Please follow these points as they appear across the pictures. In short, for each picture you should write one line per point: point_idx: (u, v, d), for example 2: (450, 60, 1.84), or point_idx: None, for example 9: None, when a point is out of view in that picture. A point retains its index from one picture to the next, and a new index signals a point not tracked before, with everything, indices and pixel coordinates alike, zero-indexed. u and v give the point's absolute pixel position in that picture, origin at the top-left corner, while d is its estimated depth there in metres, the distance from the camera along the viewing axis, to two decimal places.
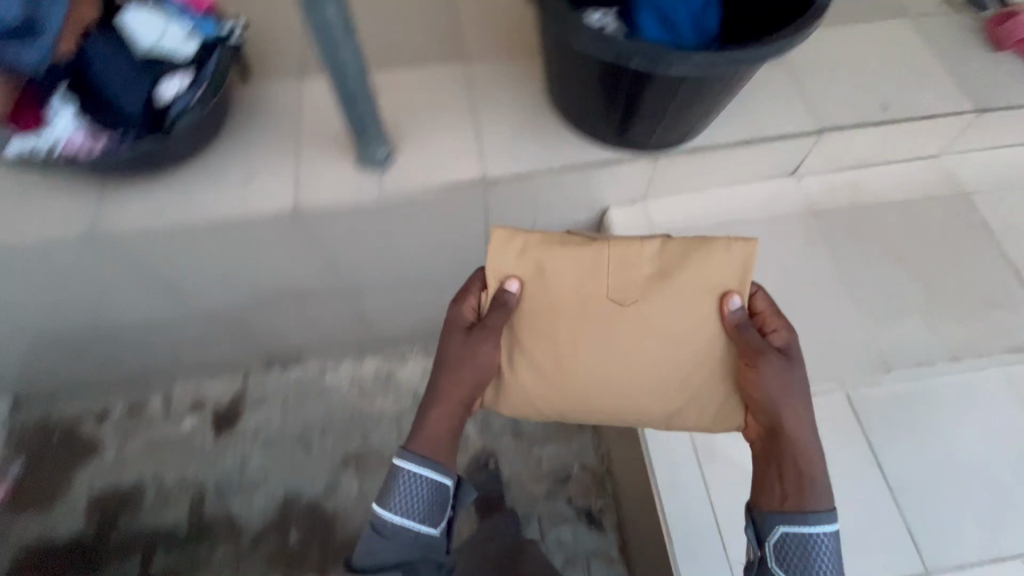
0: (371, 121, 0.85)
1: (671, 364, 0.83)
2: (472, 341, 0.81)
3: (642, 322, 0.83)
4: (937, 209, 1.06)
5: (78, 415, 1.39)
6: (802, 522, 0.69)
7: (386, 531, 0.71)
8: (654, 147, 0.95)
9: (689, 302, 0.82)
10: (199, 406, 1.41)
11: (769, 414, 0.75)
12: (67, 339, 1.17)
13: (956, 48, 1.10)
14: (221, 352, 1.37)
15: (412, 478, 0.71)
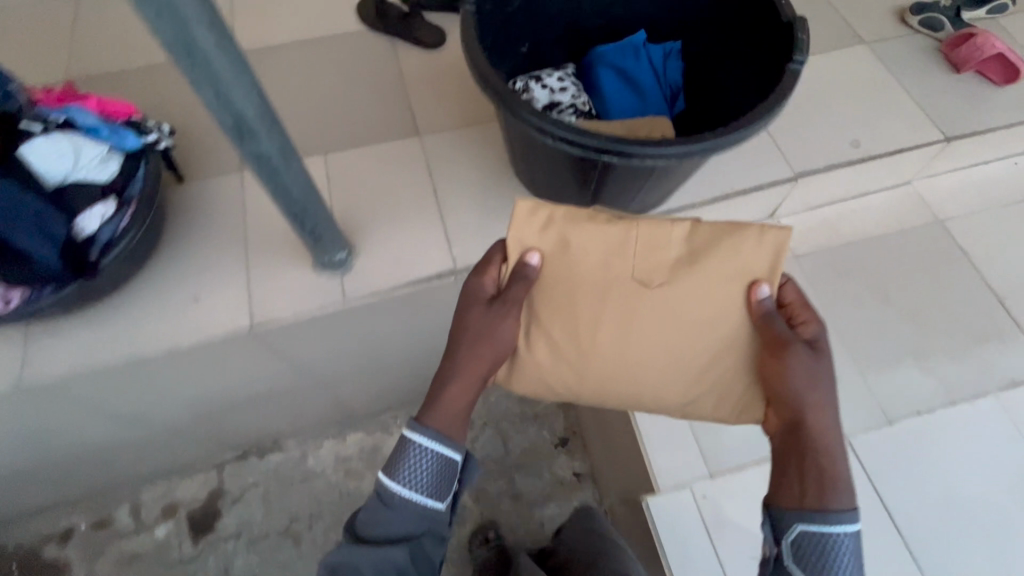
0: (325, 229, 0.78)
1: (690, 353, 0.67)
2: (495, 306, 0.66)
3: (673, 306, 0.67)
4: (913, 240, 1.05)
5: (38, 538, 1.27)
6: (825, 520, 0.54)
7: (389, 503, 0.58)
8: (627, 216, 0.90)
9: (715, 291, 0.66)
10: (172, 511, 1.31)
11: (791, 409, 0.60)
12: (13, 471, 1.06)
13: (915, 73, 1.09)
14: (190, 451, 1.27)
15: (426, 450, 0.58)
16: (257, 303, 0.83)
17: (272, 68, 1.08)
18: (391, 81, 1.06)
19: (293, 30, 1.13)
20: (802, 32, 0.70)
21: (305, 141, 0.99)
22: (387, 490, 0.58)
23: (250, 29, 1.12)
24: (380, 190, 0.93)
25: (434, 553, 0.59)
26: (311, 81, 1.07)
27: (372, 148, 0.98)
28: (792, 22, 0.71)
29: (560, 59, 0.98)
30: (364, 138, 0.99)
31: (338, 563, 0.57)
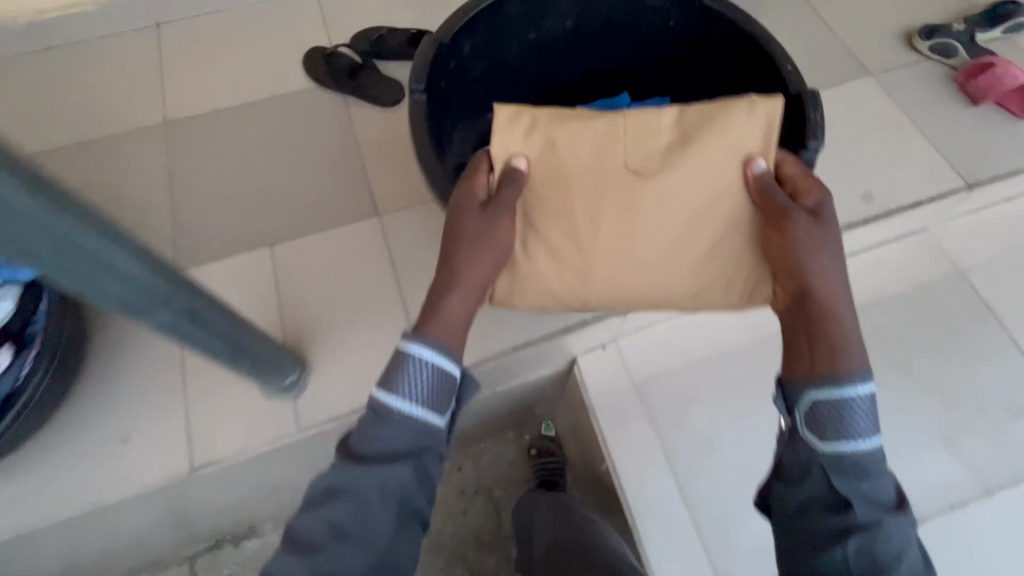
0: (267, 360, 0.66)
1: (693, 240, 0.63)
2: (486, 207, 0.59)
3: (672, 193, 0.62)
4: (936, 299, 0.93)
5: None
6: (841, 385, 0.49)
7: (383, 432, 0.48)
8: None
9: (709, 169, 0.62)
10: None
11: (802, 278, 0.54)
12: None
13: (928, 109, 0.98)
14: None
15: (428, 364, 0.50)
16: (198, 438, 0.72)
17: (210, 137, 0.95)
18: (345, 146, 0.94)
19: (233, 91, 1.00)
20: (815, 105, 0.59)
21: (248, 225, 0.87)
22: (382, 415, 0.49)
23: (183, 91, 0.99)
24: (335, 284, 0.82)
25: (435, 473, 0.50)
26: (254, 151, 0.94)
27: (325, 231, 0.86)
28: (803, 92, 0.60)
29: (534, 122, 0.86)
30: (316, 219, 0.88)
31: (318, 502, 0.47)
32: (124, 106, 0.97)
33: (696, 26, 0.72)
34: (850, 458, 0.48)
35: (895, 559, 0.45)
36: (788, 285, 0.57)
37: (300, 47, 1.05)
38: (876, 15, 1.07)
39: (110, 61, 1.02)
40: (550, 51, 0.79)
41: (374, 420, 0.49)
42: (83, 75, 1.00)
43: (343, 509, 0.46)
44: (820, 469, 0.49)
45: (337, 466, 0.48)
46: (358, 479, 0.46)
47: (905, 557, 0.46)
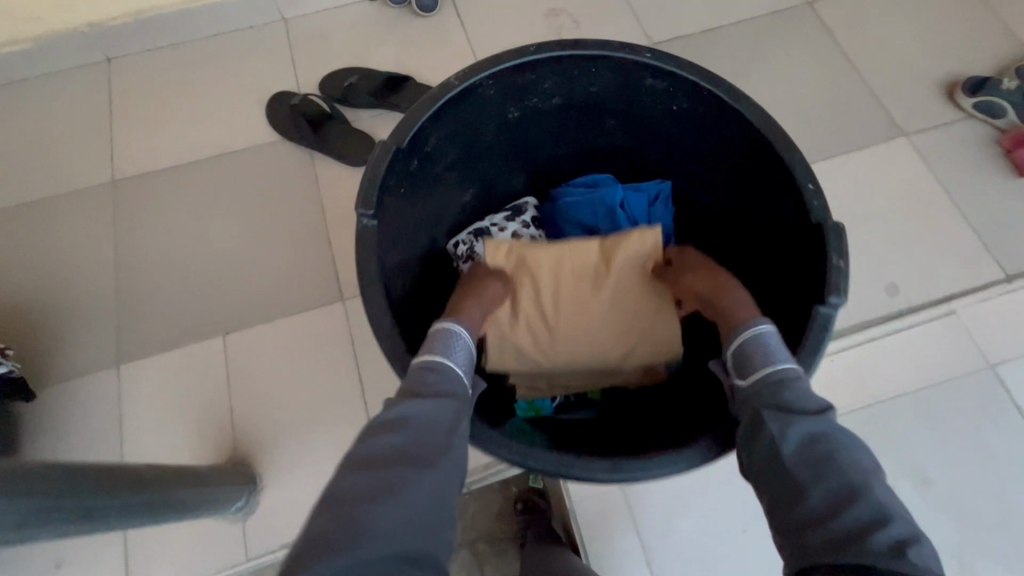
0: (209, 495, 0.60)
1: (642, 334, 0.63)
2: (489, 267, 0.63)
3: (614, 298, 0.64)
4: (963, 398, 0.82)
5: None
6: (740, 332, 0.49)
7: (431, 381, 0.45)
8: None
9: (630, 276, 0.64)
10: None
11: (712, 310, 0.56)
12: None
13: (963, 179, 0.88)
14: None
15: (468, 339, 0.52)
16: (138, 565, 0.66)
17: (160, 198, 0.86)
18: (309, 212, 0.85)
19: (189, 140, 0.91)
20: (841, 254, 0.49)
21: (200, 307, 0.79)
22: (423, 369, 0.46)
23: (132, 141, 0.90)
24: (293, 383, 0.75)
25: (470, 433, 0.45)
26: (207, 216, 0.85)
27: (284, 318, 0.79)
28: (826, 229, 0.50)
29: (518, 194, 0.76)
30: (274, 302, 0.79)
31: (364, 449, 0.40)
32: (69, 160, 0.88)
33: (704, 113, 0.61)
34: (779, 379, 0.44)
35: (839, 461, 0.39)
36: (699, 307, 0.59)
37: (263, 89, 0.94)
38: (914, 60, 0.95)
39: (55, 105, 0.92)
40: (532, 127, 0.68)
41: (419, 373, 0.46)
42: (24, 122, 0.91)
43: (397, 447, 0.40)
44: (751, 405, 0.45)
45: (380, 416, 0.42)
46: (411, 418, 0.42)
47: (849, 457, 0.40)
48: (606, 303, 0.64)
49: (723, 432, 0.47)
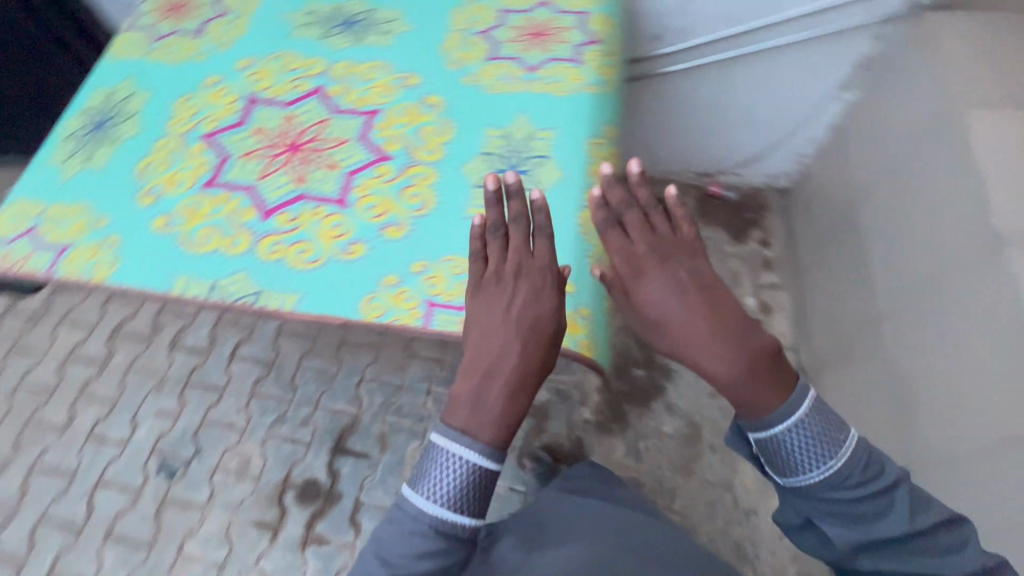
0: None
1: (714, 333, 0.73)
2: (618, 244, 0.81)
3: (679, 311, 0.75)
4: None
5: (766, 229, 1.76)
6: (764, 417, 0.72)
7: (441, 510, 0.71)
8: (754, 427, 0.73)
9: (670, 286, 0.77)
10: (766, 309, 1.62)
11: (667, 336, 0.76)
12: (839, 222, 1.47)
13: None
14: (814, 298, 1.55)
15: (455, 461, 0.71)
16: None
17: None
18: None
19: None
20: None
21: None
22: (432, 487, 0.71)
23: None
24: None
25: (461, 501, 0.72)
26: None
27: None
28: None
29: None
30: None
31: (416, 481, 0.73)
32: None
33: None
34: (789, 470, 0.73)
35: (869, 506, 0.72)
36: (684, 316, 0.75)
37: None
38: None
39: None
40: None
41: (422, 479, 0.72)
42: None
43: (427, 500, 0.71)
44: (765, 462, 0.76)
45: (415, 487, 0.73)
46: (428, 488, 0.71)
47: (873, 507, 0.72)
48: (675, 305, 0.75)
49: (768, 458, 0.74)
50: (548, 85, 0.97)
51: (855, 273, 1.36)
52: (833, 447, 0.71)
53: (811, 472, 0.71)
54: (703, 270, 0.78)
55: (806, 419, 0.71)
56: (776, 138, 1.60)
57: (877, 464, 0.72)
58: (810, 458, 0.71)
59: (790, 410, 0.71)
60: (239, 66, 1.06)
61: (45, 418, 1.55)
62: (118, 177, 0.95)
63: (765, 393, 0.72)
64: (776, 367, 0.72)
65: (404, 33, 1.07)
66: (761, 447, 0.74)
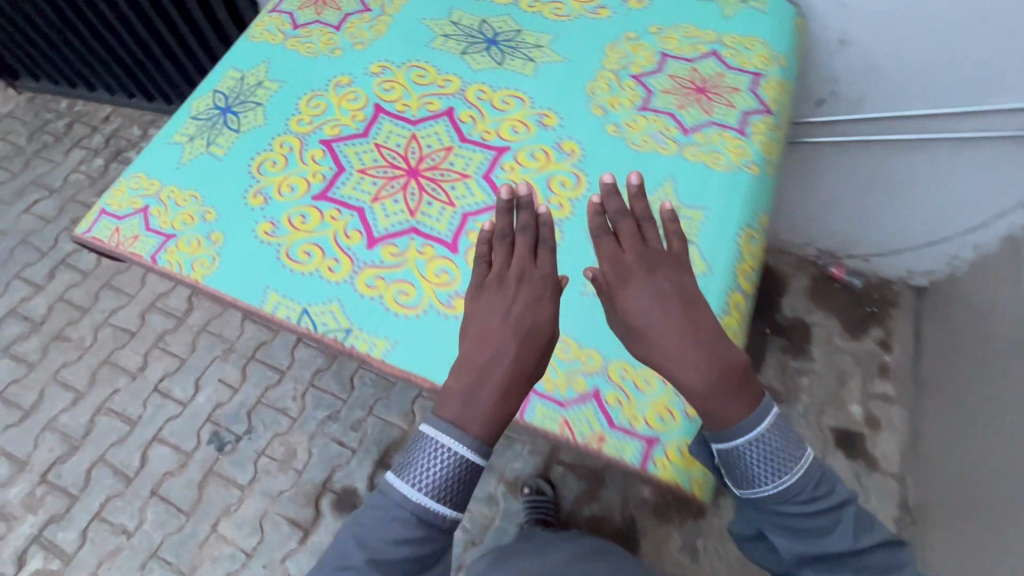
0: None
1: (701, 351, 0.62)
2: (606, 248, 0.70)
3: (663, 324, 0.64)
4: None
5: (890, 328, 1.54)
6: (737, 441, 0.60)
7: (425, 498, 0.64)
8: (727, 453, 0.62)
9: (656, 296, 0.66)
10: (873, 422, 1.42)
11: (652, 353, 0.64)
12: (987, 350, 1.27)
13: None
14: (936, 427, 1.34)
15: (444, 453, 0.64)
16: None
17: None
18: None
19: None
20: None
21: None
22: (416, 475, 0.65)
23: None
24: None
25: (443, 493, 0.65)
26: None
27: None
28: None
29: None
30: None
31: (399, 465, 0.66)
32: None
33: None
34: (745, 483, 0.63)
35: (814, 523, 0.63)
36: (671, 330, 0.64)
37: None
38: None
39: None
40: None
41: (406, 463, 0.65)
42: None
43: (407, 487, 0.65)
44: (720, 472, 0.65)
45: (397, 470, 0.66)
46: (410, 474, 0.65)
47: (818, 524, 0.63)
48: (660, 317, 0.65)
49: (723, 469, 0.64)
50: (702, 153, 0.85)
51: (1008, 421, 1.13)
52: (791, 459, 0.62)
53: (767, 485, 0.62)
54: (687, 282, 0.67)
55: (769, 434, 0.61)
56: (930, 235, 1.39)
57: (831, 480, 0.64)
58: (768, 474, 0.61)
59: (756, 424, 0.61)
60: (371, 70, 1.00)
61: (121, 360, 1.61)
62: (233, 169, 0.91)
63: (732, 405, 0.61)
64: (745, 389, 0.61)
65: (549, 62, 0.97)
66: (722, 461, 0.63)
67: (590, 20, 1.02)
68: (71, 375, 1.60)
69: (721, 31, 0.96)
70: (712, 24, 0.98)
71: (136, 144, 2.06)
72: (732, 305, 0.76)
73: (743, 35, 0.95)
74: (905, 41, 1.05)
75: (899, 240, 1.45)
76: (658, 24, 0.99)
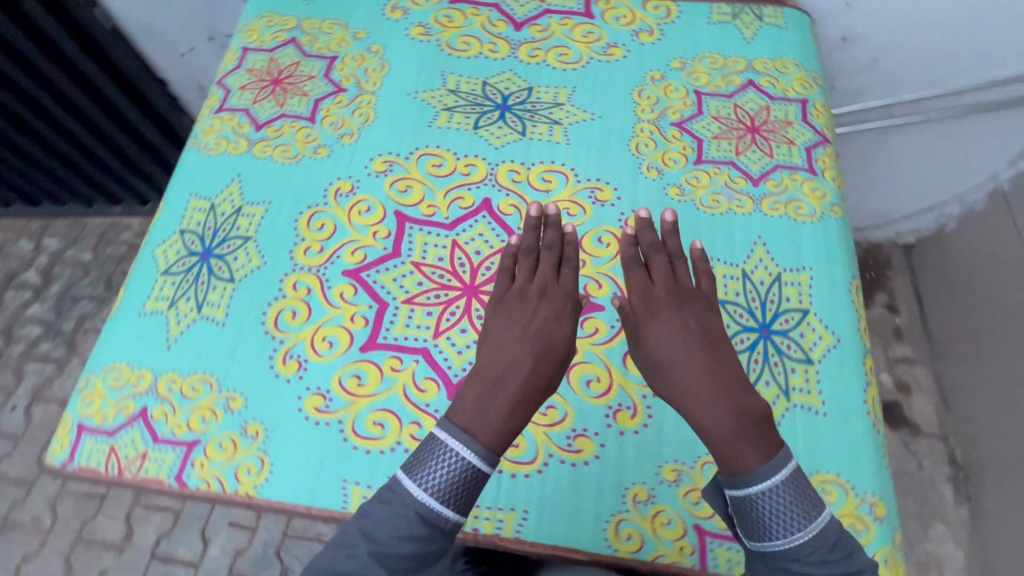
0: None
1: (721, 387, 0.56)
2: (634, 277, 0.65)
3: (684, 353, 0.59)
4: None
5: (890, 290, 1.59)
6: (745, 486, 0.51)
7: (433, 499, 0.52)
8: (733, 499, 0.52)
9: (693, 327, 0.60)
10: (901, 389, 1.47)
11: (666, 382, 0.59)
12: (991, 306, 1.34)
13: None
14: (960, 382, 1.41)
15: (456, 454, 0.53)
16: None
17: None
18: None
19: None
20: None
21: None
22: (425, 475, 0.53)
23: None
24: None
25: (451, 496, 0.52)
26: None
27: None
28: None
29: None
30: None
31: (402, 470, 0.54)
32: None
33: None
34: (755, 537, 0.51)
35: None
36: (689, 359, 0.58)
37: None
38: None
39: None
40: None
41: (411, 467, 0.53)
42: None
43: (409, 489, 0.52)
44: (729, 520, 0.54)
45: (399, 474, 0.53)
46: (414, 477, 0.53)
47: None
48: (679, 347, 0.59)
49: (733, 517, 0.53)
50: (779, 205, 0.78)
51: None
52: (811, 516, 0.50)
53: (776, 539, 0.50)
54: (720, 329, 0.61)
55: (786, 485, 0.50)
56: (918, 200, 1.43)
57: (854, 547, 0.51)
58: (782, 527, 0.50)
59: (774, 472, 0.51)
60: (374, 168, 0.83)
61: (98, 533, 1.34)
62: (245, 334, 0.73)
63: (744, 449, 0.53)
64: (769, 427, 0.54)
65: (579, 122, 0.86)
66: (733, 506, 0.53)
67: (604, 63, 0.90)
68: (39, 569, 1.31)
69: (749, 58, 0.90)
70: (734, 50, 0.90)
71: (31, 262, 1.66)
72: (869, 372, 0.69)
73: (771, 59, 0.89)
74: (909, 29, 1.05)
75: (889, 208, 1.49)
76: (680, 57, 0.90)
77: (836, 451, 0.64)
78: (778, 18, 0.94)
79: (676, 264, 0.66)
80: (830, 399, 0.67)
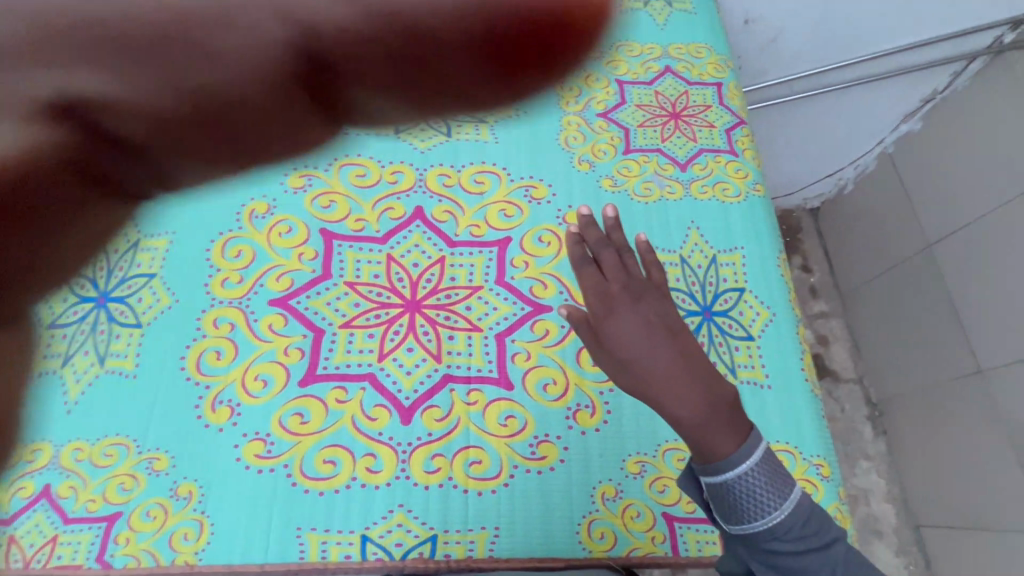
0: None
1: (689, 379, 0.56)
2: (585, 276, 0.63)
3: (648, 349, 0.58)
4: None
5: (803, 252, 1.71)
6: (722, 473, 0.53)
7: None
8: (712, 487, 0.54)
9: (650, 320, 0.59)
10: (821, 342, 1.60)
11: (633, 382, 0.58)
12: (888, 258, 1.48)
13: None
14: (868, 330, 1.55)
15: None
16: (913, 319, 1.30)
17: None
18: None
19: None
20: None
21: None
22: None
23: None
24: None
25: None
26: None
27: None
28: None
29: None
30: None
31: None
32: None
33: None
34: (735, 521, 0.54)
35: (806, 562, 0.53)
36: (653, 355, 0.57)
37: None
38: None
39: None
40: None
41: None
42: None
43: None
44: (708, 505, 0.56)
45: None
46: None
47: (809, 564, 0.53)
48: (643, 344, 0.58)
49: (711, 504, 0.55)
50: (708, 188, 0.80)
51: (930, 315, 1.35)
52: (782, 492, 0.54)
53: (754, 521, 0.53)
54: (677, 317, 0.61)
55: (758, 467, 0.53)
56: (821, 167, 1.55)
57: (824, 518, 0.55)
58: (758, 506, 0.53)
59: (749, 454, 0.53)
60: (290, 184, 0.76)
61: None
62: (164, 383, 0.65)
63: (720, 435, 0.54)
64: (739, 411, 0.55)
65: (505, 119, 0.83)
66: (709, 492, 0.55)
67: None
68: None
69: (664, 44, 0.91)
70: (650, 36, 0.92)
71: None
72: (803, 340, 0.73)
73: (685, 44, 0.91)
74: (799, 9, 1.12)
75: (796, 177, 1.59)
76: None
77: (783, 420, 0.68)
78: (686, 3, 0.96)
79: (625, 255, 0.64)
80: (773, 371, 0.70)
